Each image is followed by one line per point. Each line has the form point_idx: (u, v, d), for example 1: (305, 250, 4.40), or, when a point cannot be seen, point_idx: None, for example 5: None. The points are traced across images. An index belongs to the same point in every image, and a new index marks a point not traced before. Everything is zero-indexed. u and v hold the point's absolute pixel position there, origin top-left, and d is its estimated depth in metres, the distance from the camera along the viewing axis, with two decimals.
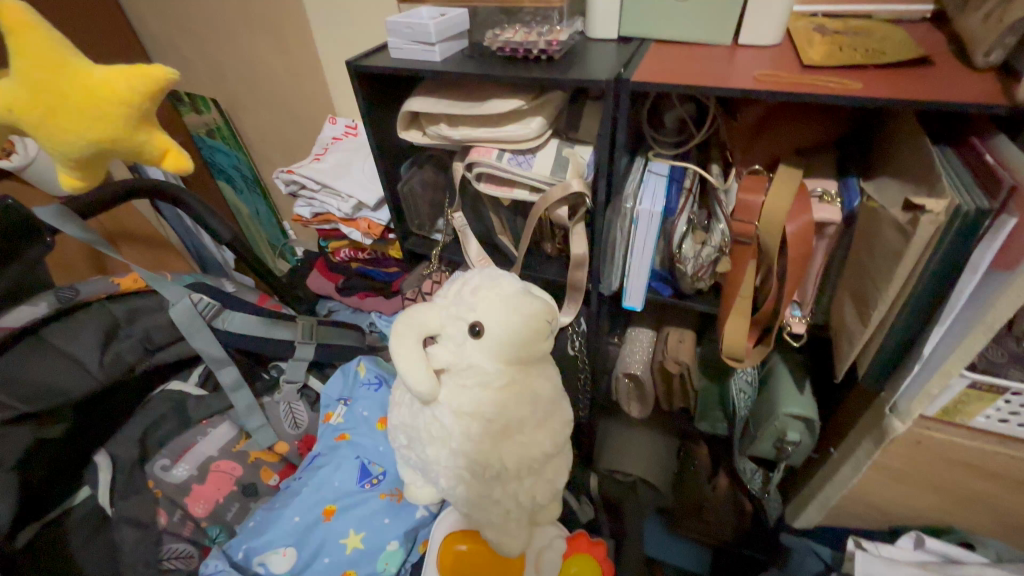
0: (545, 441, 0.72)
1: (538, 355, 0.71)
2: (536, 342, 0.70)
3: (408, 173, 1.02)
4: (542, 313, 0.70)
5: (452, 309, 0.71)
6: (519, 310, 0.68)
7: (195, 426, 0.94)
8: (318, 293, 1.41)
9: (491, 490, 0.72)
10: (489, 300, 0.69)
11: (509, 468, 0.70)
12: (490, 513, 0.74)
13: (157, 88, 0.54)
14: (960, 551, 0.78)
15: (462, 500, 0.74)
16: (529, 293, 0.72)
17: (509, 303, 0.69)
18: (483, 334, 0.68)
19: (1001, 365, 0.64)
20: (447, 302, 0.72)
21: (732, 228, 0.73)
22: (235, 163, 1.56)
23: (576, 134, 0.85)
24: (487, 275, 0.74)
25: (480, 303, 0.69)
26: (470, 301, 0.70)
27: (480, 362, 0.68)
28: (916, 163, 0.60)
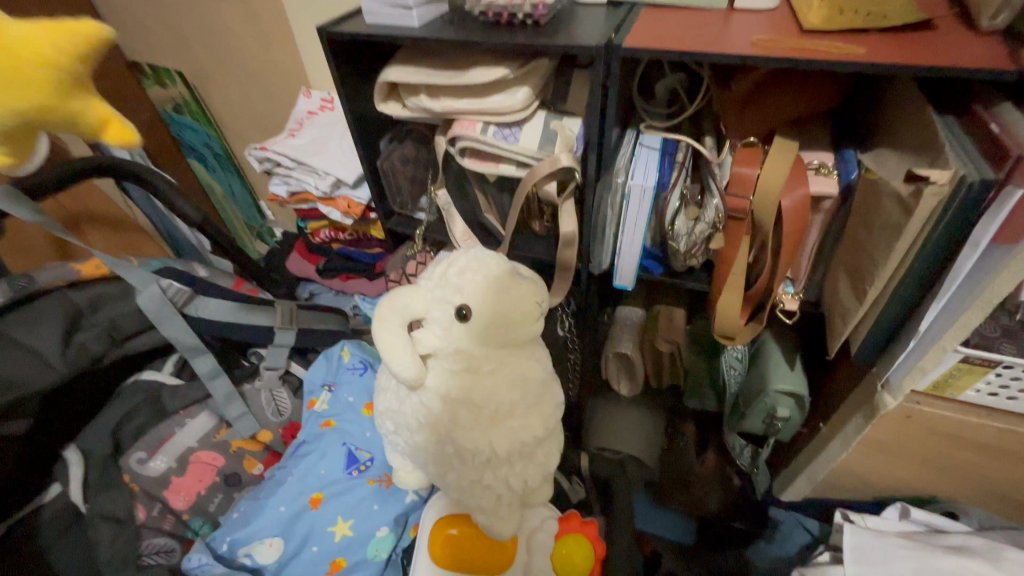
0: (537, 425, 0.69)
1: (529, 338, 0.69)
2: (525, 324, 0.67)
3: (388, 148, 0.96)
4: (531, 294, 0.68)
5: (438, 292, 0.68)
6: (506, 292, 0.66)
7: (171, 418, 0.90)
8: (298, 276, 1.37)
9: (482, 476, 0.70)
10: (475, 282, 0.67)
11: (500, 455, 0.68)
12: (481, 499, 0.72)
13: (95, 47, 0.46)
14: (943, 521, 0.80)
15: (452, 486, 0.73)
16: (517, 274, 0.69)
17: (496, 284, 0.67)
18: (470, 317, 0.65)
19: (995, 339, 0.63)
20: (432, 285, 0.69)
21: (726, 203, 0.71)
22: (205, 141, 1.50)
23: (564, 106, 0.80)
24: (473, 255, 0.70)
25: (465, 285, 0.67)
26: (456, 283, 0.67)
27: (468, 346, 0.66)
28: (918, 134, 0.58)
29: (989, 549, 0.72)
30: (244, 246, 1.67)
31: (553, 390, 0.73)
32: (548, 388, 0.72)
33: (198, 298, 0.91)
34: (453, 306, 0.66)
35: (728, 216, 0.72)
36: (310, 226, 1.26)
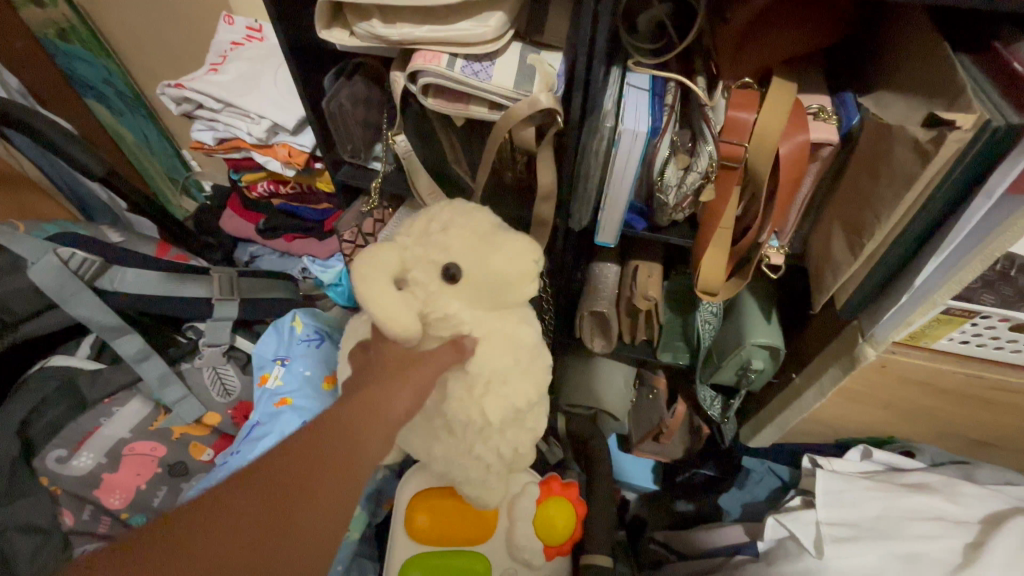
0: (529, 388, 0.62)
1: (510, 304, 0.61)
2: (512, 286, 0.58)
3: (334, 86, 0.81)
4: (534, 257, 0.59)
5: (420, 250, 0.59)
6: (495, 250, 0.57)
7: (95, 408, 0.82)
8: (236, 236, 1.22)
9: (470, 446, 0.63)
10: (460, 236, 0.58)
11: (490, 422, 0.61)
12: (469, 471, 0.65)
13: None
14: (901, 459, 0.84)
15: (439, 459, 0.66)
16: (503, 229, 0.60)
17: (486, 239, 0.58)
18: (458, 278, 0.58)
19: (976, 289, 0.63)
20: (408, 241, 0.60)
21: (719, 150, 0.65)
22: (105, 77, 1.23)
23: (542, 37, 0.70)
24: (456, 207, 0.62)
25: (449, 241, 0.58)
26: (438, 240, 0.59)
27: (455, 310, 0.59)
28: (933, 74, 0.54)
29: (946, 485, 0.77)
30: (167, 202, 1.47)
31: (543, 351, 0.65)
32: (539, 351, 0.64)
33: (114, 267, 0.82)
34: (440, 267, 0.58)
35: (720, 165, 0.66)
36: (244, 178, 1.10)
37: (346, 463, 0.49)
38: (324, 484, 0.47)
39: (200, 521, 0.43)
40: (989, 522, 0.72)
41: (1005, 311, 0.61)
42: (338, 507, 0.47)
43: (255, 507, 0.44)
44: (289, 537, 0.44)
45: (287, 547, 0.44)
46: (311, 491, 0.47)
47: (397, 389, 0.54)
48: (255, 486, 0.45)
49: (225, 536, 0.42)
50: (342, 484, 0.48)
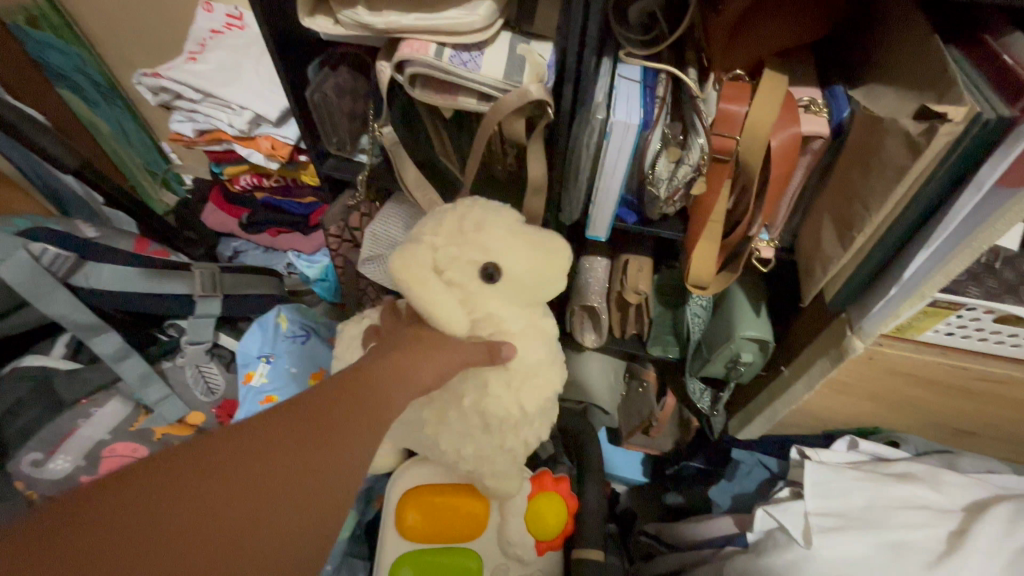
0: (535, 384, 0.63)
1: (501, 299, 0.61)
2: (546, 287, 0.63)
3: (318, 76, 0.79)
4: (541, 257, 0.61)
5: (455, 250, 0.58)
6: (549, 254, 0.61)
7: (72, 409, 0.83)
8: (219, 231, 1.20)
9: (503, 441, 0.65)
10: (500, 236, 0.59)
11: (507, 414, 0.62)
12: (497, 462, 0.67)
13: None
14: (887, 449, 0.85)
15: (470, 458, 0.66)
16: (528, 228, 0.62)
17: (528, 240, 0.60)
18: (498, 277, 0.59)
19: (961, 282, 0.63)
20: (440, 242, 0.58)
21: (710, 143, 0.65)
22: (78, 66, 1.19)
23: (532, 27, 0.68)
24: (487, 206, 0.62)
25: (491, 242, 0.59)
26: (478, 240, 0.58)
27: (455, 308, 0.56)
28: (923, 66, 0.54)
29: (931, 474, 0.78)
30: (147, 196, 1.43)
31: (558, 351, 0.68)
32: (542, 344, 0.64)
33: (89, 263, 0.81)
34: (481, 267, 0.58)
35: (712, 158, 0.66)
36: (226, 171, 1.07)
37: (363, 433, 0.45)
38: (339, 451, 0.42)
39: (202, 470, 0.36)
40: (971, 509, 0.74)
41: (989, 303, 0.61)
42: (351, 479, 0.42)
43: (265, 465, 0.38)
44: (297, 502, 0.39)
45: (292, 513, 0.38)
46: (325, 456, 0.41)
47: (423, 367, 0.52)
48: (267, 441, 0.40)
49: (230, 490, 0.36)
50: (359, 453, 0.43)
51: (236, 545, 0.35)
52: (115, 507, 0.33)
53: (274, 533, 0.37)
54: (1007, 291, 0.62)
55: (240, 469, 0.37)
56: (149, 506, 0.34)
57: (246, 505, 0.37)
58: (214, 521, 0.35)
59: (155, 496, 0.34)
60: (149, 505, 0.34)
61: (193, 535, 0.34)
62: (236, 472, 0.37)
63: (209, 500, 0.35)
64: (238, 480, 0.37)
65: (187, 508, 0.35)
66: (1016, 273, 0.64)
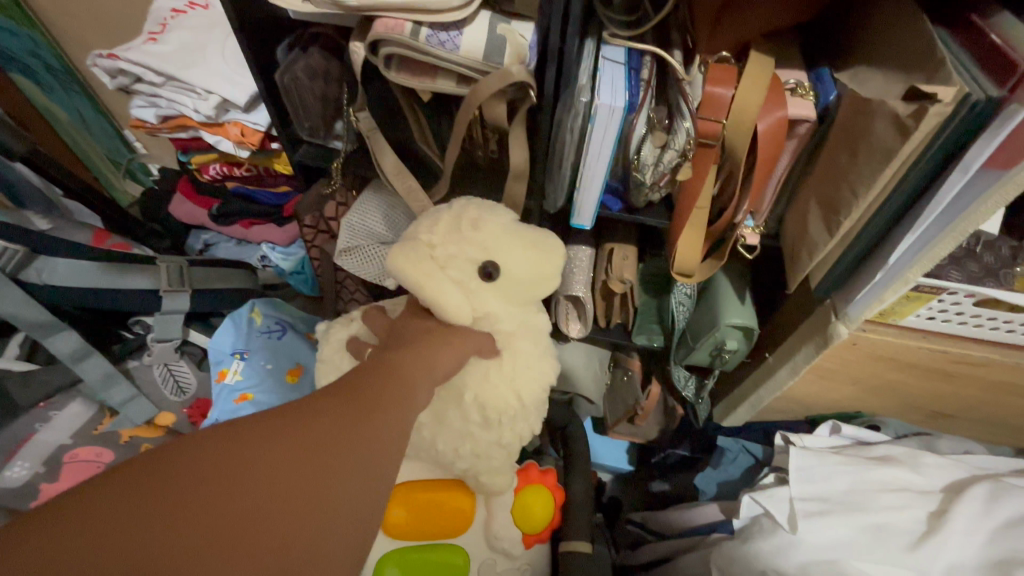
0: (521, 376, 0.62)
1: (491, 292, 0.59)
2: (537, 286, 0.61)
3: (288, 57, 0.75)
4: (526, 250, 0.59)
5: (453, 248, 0.57)
6: (534, 248, 0.60)
7: (31, 413, 0.84)
8: (188, 223, 1.15)
9: (500, 435, 0.62)
10: (496, 235, 0.59)
11: (498, 405, 0.60)
12: (493, 459, 0.64)
13: None
14: (868, 433, 0.87)
15: (467, 456, 0.63)
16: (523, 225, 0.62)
17: (522, 239, 0.60)
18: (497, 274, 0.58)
19: (943, 266, 0.63)
20: (437, 240, 0.57)
21: (696, 127, 0.63)
22: (30, 48, 1.12)
23: (513, 6, 0.65)
24: (480, 206, 0.61)
25: (488, 240, 0.58)
26: (475, 239, 0.58)
27: (441, 297, 0.54)
28: (912, 46, 0.53)
29: (910, 457, 0.79)
30: (111, 187, 1.38)
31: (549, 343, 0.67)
32: (529, 335, 0.62)
33: (42, 256, 0.77)
34: (479, 265, 0.57)
35: (698, 142, 0.65)
36: (194, 159, 1.02)
37: (381, 420, 0.39)
38: (360, 431, 0.37)
39: (203, 456, 0.31)
40: (950, 490, 0.75)
41: (971, 287, 0.62)
42: (377, 468, 0.37)
43: (272, 450, 0.33)
44: (310, 495, 0.32)
45: (311, 504, 0.32)
46: (345, 438, 0.36)
47: (439, 352, 0.51)
48: (284, 424, 0.35)
49: (231, 482, 0.30)
50: (382, 441, 0.38)
51: (245, 541, 0.29)
52: (104, 500, 0.28)
53: (283, 532, 0.31)
54: (988, 276, 0.62)
55: (243, 456, 0.32)
56: (132, 500, 0.28)
57: (258, 493, 0.31)
58: (211, 513, 0.29)
59: (149, 485, 0.29)
60: (130, 500, 0.28)
61: (185, 532, 0.28)
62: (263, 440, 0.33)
63: (205, 491, 0.29)
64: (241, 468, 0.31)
65: (181, 500, 0.29)
66: (996, 257, 0.64)
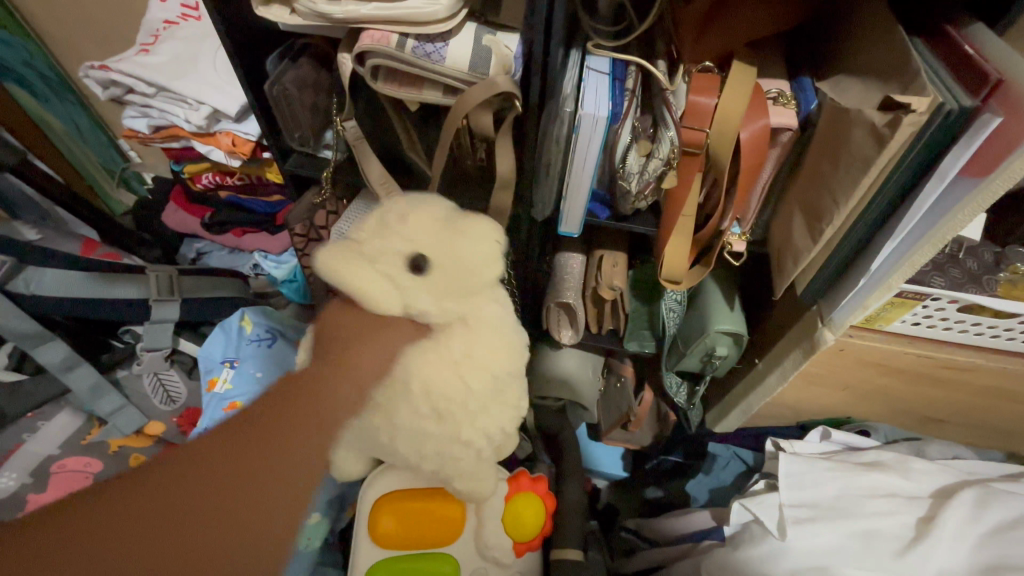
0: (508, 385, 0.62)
1: (462, 291, 0.54)
2: (477, 274, 0.55)
3: (277, 68, 0.75)
4: (455, 236, 0.54)
5: (379, 243, 0.53)
6: (461, 236, 0.54)
7: (19, 423, 0.84)
8: (181, 231, 1.16)
9: (487, 444, 0.63)
10: (424, 228, 0.54)
11: (471, 409, 0.57)
12: (469, 466, 0.63)
13: None
14: (858, 439, 0.87)
15: (454, 466, 0.63)
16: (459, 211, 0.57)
17: (453, 227, 0.54)
18: (426, 267, 0.53)
19: (927, 272, 0.64)
20: (365, 237, 0.54)
21: (680, 136, 0.64)
22: (25, 59, 1.13)
23: (498, 17, 0.66)
24: (413, 198, 0.57)
25: (415, 231, 0.54)
26: (400, 232, 0.53)
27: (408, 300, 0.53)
28: (889, 57, 0.54)
29: (899, 462, 0.79)
30: (103, 198, 1.35)
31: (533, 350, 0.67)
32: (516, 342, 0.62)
33: (30, 267, 0.77)
34: (407, 258, 0.52)
35: (682, 151, 0.65)
36: (187, 169, 1.03)
37: (303, 438, 0.47)
38: (280, 455, 0.45)
39: (145, 488, 0.41)
40: (938, 496, 0.75)
41: (954, 293, 0.62)
42: (295, 484, 0.45)
43: (201, 477, 0.42)
44: (228, 515, 0.42)
45: (235, 521, 0.42)
46: (265, 464, 0.44)
47: (356, 357, 0.51)
48: (215, 456, 0.44)
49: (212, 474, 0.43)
50: (299, 460, 0.46)
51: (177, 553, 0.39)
52: (70, 524, 0.38)
53: (210, 540, 0.40)
54: (971, 281, 0.63)
55: (179, 483, 0.42)
56: (86, 523, 0.38)
57: (188, 516, 0.40)
58: (151, 531, 0.39)
59: (102, 512, 0.39)
60: (90, 521, 0.38)
61: (130, 544, 0.38)
62: (194, 472, 0.42)
63: (146, 513, 0.40)
64: (221, 467, 0.43)
65: (147, 513, 0.40)
66: (977, 263, 0.65)
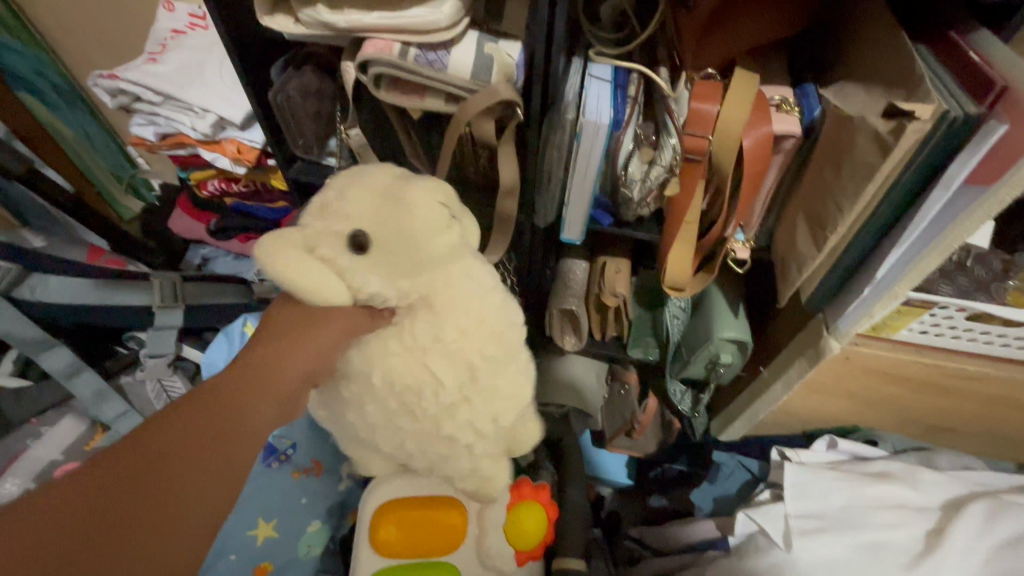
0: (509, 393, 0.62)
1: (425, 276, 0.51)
2: (427, 246, 0.49)
3: (281, 77, 0.76)
4: (393, 206, 0.49)
5: (321, 226, 0.49)
6: (402, 206, 0.48)
7: (23, 429, 0.85)
8: (187, 237, 1.17)
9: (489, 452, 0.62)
10: (365, 205, 0.49)
11: (473, 419, 0.57)
12: (471, 474, 0.63)
13: None
14: (865, 448, 0.85)
15: (455, 474, 0.63)
16: (411, 179, 0.51)
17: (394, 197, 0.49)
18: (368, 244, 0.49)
19: (935, 280, 0.63)
20: (307, 221, 0.50)
21: (682, 143, 0.63)
22: (37, 69, 1.15)
23: (501, 26, 0.66)
24: (356, 174, 0.52)
25: (354, 209, 0.49)
26: (341, 211, 0.49)
27: (374, 289, 0.49)
28: (893, 63, 0.54)
29: (907, 472, 0.78)
30: (114, 204, 1.39)
31: None
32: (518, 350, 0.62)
33: (36, 273, 0.78)
34: (347, 238, 0.48)
35: (684, 158, 0.65)
36: (193, 176, 1.03)
37: (207, 457, 0.42)
38: (180, 479, 0.40)
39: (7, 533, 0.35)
40: (948, 507, 0.74)
41: (962, 301, 0.61)
42: (199, 509, 0.41)
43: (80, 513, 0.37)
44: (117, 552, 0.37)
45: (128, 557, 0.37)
46: (160, 491, 0.40)
47: (278, 362, 0.47)
48: (97, 486, 0.38)
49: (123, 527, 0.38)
50: (202, 483, 0.41)
51: None
52: None
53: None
54: (979, 290, 0.62)
55: (53, 522, 0.36)
56: None
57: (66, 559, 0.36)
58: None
59: None
60: None
61: None
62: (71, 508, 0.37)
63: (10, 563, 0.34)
64: (131, 500, 0.38)
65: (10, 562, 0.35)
66: (988, 271, 0.63)
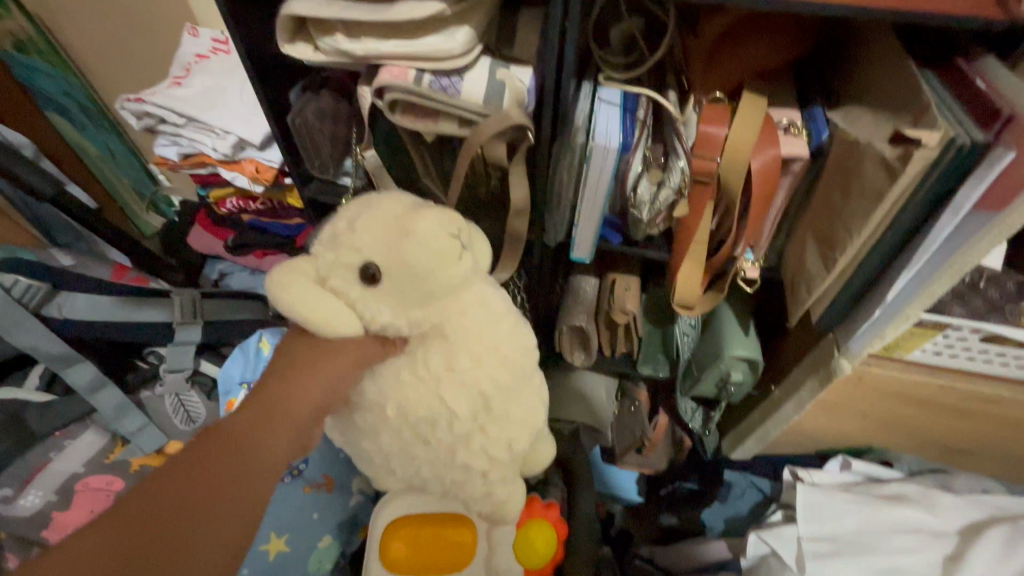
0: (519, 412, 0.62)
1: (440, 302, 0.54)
2: (435, 274, 0.51)
3: (300, 100, 0.79)
4: (397, 236, 0.50)
5: (332, 254, 0.51)
6: (407, 234, 0.50)
7: (47, 441, 0.87)
8: (206, 253, 1.20)
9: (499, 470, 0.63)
10: (371, 234, 0.50)
11: (483, 438, 0.57)
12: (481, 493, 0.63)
13: None
14: (879, 469, 0.84)
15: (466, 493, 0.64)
16: (421, 208, 0.52)
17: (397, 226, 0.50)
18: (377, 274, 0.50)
19: (947, 301, 0.63)
20: (321, 249, 0.52)
21: (691, 165, 0.64)
22: (65, 90, 1.19)
23: (512, 52, 0.68)
24: (365, 202, 0.54)
25: (363, 237, 0.50)
26: (351, 239, 0.50)
27: (384, 315, 0.51)
28: (900, 89, 0.54)
29: (923, 495, 0.77)
30: (133, 218, 1.43)
31: None
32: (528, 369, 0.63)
33: (63, 292, 0.83)
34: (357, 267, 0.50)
35: (693, 180, 0.66)
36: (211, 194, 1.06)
37: (227, 493, 0.43)
38: (199, 516, 0.41)
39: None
40: (967, 532, 0.72)
41: (975, 322, 0.61)
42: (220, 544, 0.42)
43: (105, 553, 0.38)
44: None
45: None
46: (181, 529, 0.40)
47: (294, 391, 0.49)
48: (122, 526, 0.39)
49: (147, 562, 0.39)
50: (222, 518, 0.42)
51: None
52: None
53: None
54: (993, 311, 0.62)
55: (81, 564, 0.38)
56: None
57: None
58: None
59: None
60: None
61: None
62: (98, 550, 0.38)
63: None
64: (153, 538, 0.40)
65: None
66: (1001, 292, 0.63)
